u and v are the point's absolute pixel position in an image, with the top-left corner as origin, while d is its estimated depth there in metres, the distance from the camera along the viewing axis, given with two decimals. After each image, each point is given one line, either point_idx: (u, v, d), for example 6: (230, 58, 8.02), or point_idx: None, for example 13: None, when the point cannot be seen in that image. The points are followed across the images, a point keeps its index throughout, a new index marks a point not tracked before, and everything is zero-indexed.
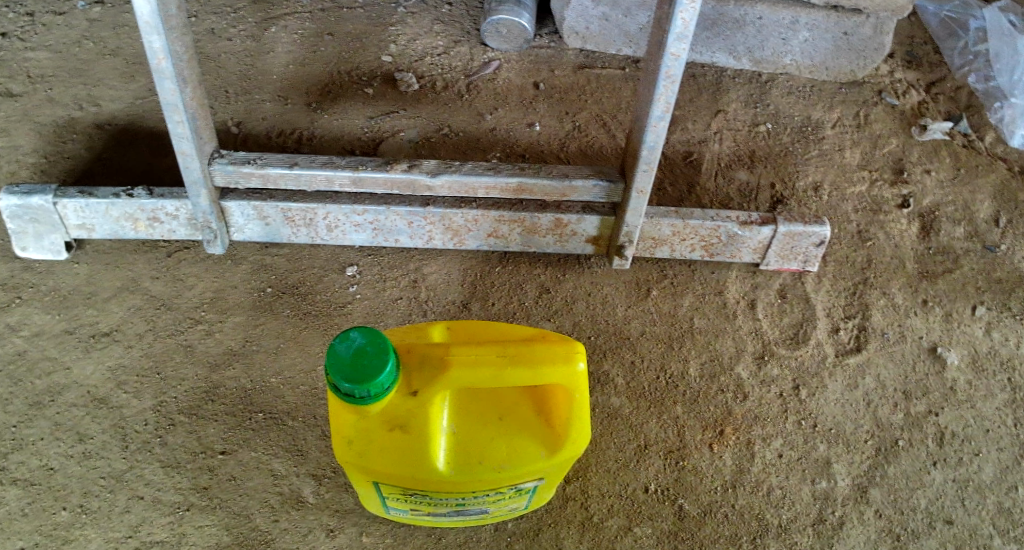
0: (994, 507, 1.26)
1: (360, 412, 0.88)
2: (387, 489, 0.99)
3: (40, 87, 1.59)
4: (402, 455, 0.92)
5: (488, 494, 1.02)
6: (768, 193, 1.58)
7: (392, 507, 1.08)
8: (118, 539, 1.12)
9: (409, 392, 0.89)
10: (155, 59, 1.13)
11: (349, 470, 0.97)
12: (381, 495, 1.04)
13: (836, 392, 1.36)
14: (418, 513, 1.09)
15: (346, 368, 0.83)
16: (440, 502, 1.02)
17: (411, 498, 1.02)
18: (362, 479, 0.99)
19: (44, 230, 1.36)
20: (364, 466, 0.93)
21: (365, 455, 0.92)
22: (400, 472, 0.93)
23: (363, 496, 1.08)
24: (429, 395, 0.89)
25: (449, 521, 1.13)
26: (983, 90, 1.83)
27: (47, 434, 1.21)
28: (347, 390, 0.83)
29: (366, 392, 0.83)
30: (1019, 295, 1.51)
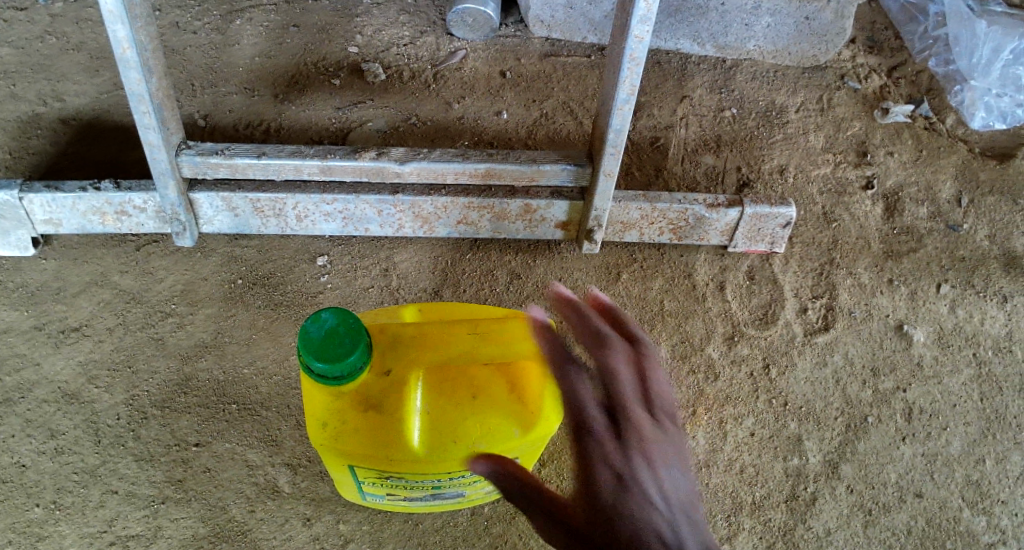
0: (962, 479, 1.30)
1: (335, 392, 0.91)
2: (362, 472, 1.00)
3: (3, 83, 1.57)
4: (375, 435, 0.92)
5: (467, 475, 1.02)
6: (734, 176, 1.61)
7: (370, 492, 1.08)
8: (92, 533, 1.12)
9: (382, 371, 0.92)
10: (120, 48, 1.12)
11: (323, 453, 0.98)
12: (358, 479, 1.04)
13: (806, 370, 1.39)
14: (396, 498, 1.10)
15: (318, 346, 0.83)
16: (418, 485, 1.02)
17: (387, 482, 1.02)
18: (336, 463, 0.99)
19: (10, 225, 1.34)
20: (337, 448, 0.93)
21: (339, 436, 0.92)
22: (375, 452, 0.93)
23: (339, 480, 1.08)
24: (402, 373, 0.92)
25: (429, 504, 1.13)
26: (943, 74, 1.87)
27: (18, 431, 1.20)
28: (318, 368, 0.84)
29: (337, 369, 0.84)
30: (983, 272, 1.55)
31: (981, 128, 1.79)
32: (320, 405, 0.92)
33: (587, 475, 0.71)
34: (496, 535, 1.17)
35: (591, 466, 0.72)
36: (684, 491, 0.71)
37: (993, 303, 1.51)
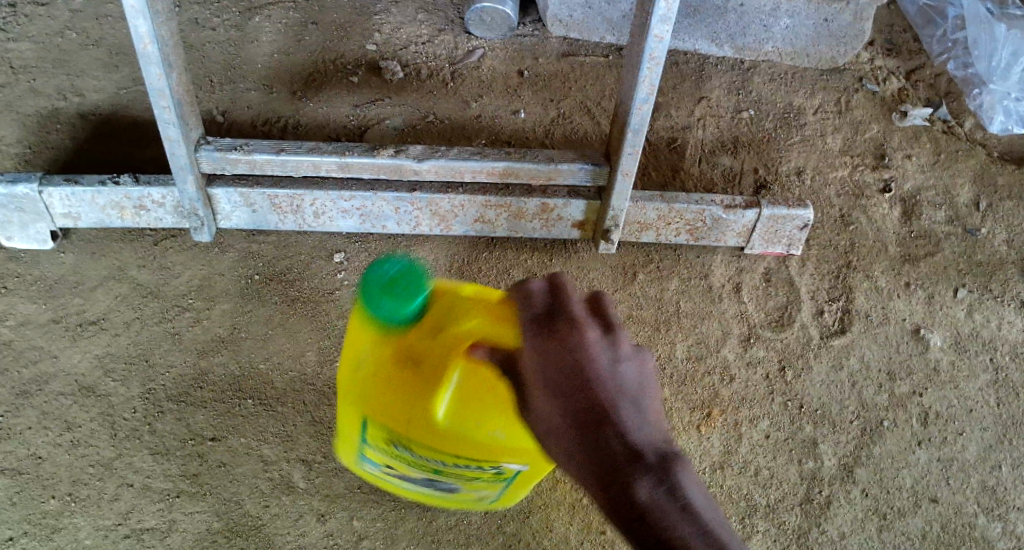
0: (978, 484, 1.29)
1: (379, 337, 0.90)
2: (369, 433, 1.00)
3: (22, 78, 1.58)
4: (401, 389, 0.92)
5: (472, 469, 1.01)
6: (751, 177, 1.60)
7: (367, 462, 1.08)
8: (107, 526, 1.12)
9: (431, 332, 0.90)
10: (142, 43, 1.13)
11: (342, 395, 0.98)
12: (361, 443, 1.04)
13: (822, 373, 1.38)
14: (391, 475, 1.09)
15: (377, 290, 0.83)
16: (417, 464, 1.02)
17: (388, 453, 1.02)
18: (348, 413, 1.00)
19: (29, 219, 1.34)
20: (361, 392, 0.94)
21: (369, 376, 0.94)
22: (397, 413, 0.93)
23: (340, 436, 1.08)
24: (451, 340, 0.90)
25: (419, 493, 1.13)
26: (961, 78, 1.86)
27: (34, 424, 1.20)
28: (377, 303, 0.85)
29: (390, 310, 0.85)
30: (1000, 277, 1.54)
31: (1000, 133, 1.77)
32: (364, 338, 0.93)
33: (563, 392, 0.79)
34: (510, 534, 1.18)
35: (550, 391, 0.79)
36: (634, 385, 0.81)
37: (1011, 309, 1.50)
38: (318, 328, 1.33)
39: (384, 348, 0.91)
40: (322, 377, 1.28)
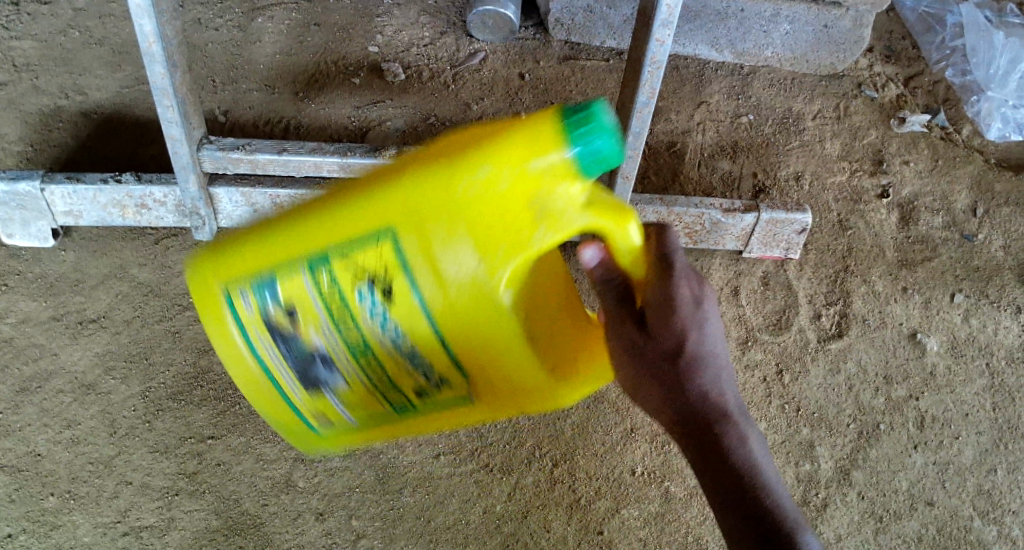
0: (973, 488, 1.30)
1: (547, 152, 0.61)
2: (324, 265, 0.65)
3: (26, 76, 1.59)
4: (484, 232, 0.63)
5: (380, 412, 0.75)
6: (750, 182, 1.61)
7: (265, 282, 0.67)
8: (107, 523, 1.13)
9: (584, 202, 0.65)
10: (146, 43, 1.13)
11: (397, 180, 0.63)
12: (302, 259, 0.65)
13: (819, 377, 1.39)
14: (263, 339, 0.70)
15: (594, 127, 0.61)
16: (352, 329, 0.67)
17: (317, 299, 0.66)
18: (353, 212, 0.63)
19: (31, 216, 1.34)
20: (422, 197, 0.62)
21: (465, 196, 0.62)
22: (445, 264, 0.64)
23: (235, 246, 0.68)
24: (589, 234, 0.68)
25: (251, 402, 0.76)
26: (960, 84, 1.87)
27: (34, 420, 1.20)
28: (569, 124, 0.60)
29: (574, 141, 0.60)
30: (997, 282, 1.55)
31: (997, 139, 1.78)
32: (499, 140, 0.61)
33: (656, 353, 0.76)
34: (508, 534, 1.19)
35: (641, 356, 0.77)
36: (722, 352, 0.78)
37: (1007, 314, 1.51)
38: None
39: (527, 170, 0.61)
40: None
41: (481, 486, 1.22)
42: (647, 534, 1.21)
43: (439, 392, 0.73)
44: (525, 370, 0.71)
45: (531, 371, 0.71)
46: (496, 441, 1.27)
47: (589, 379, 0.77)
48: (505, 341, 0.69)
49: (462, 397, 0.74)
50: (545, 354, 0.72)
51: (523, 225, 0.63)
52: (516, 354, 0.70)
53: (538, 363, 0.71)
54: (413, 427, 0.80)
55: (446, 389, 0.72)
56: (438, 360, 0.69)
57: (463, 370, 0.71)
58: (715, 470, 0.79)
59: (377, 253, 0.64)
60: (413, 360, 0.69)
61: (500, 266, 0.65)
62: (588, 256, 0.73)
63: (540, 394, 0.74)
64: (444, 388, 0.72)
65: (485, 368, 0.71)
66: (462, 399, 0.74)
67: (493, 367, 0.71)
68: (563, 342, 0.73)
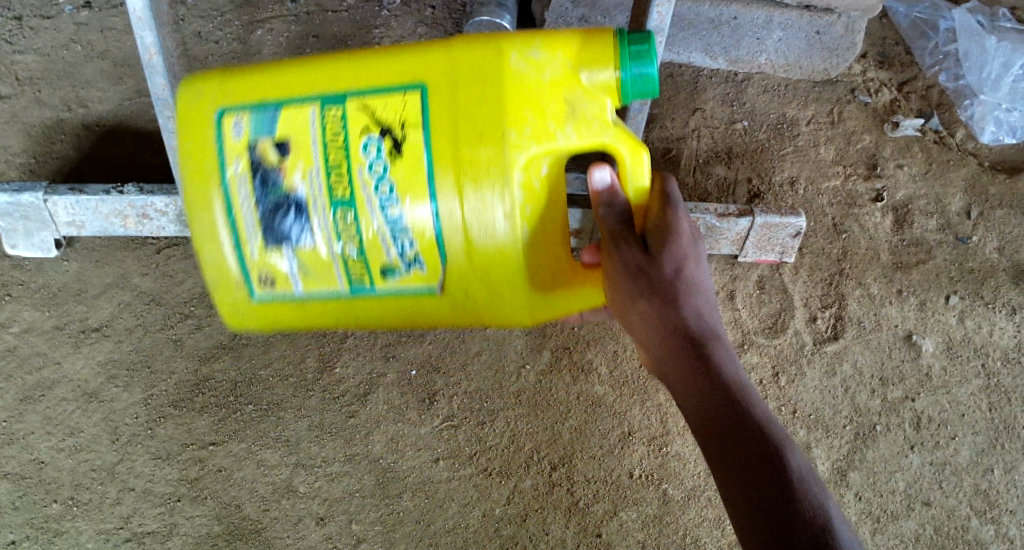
0: (971, 488, 1.35)
1: (587, 63, 0.92)
2: (336, 110, 0.93)
3: (28, 89, 1.60)
4: (506, 98, 0.90)
5: (327, 271, 0.96)
6: (745, 187, 1.62)
7: (272, 116, 0.95)
8: (108, 530, 1.18)
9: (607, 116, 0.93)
10: (147, 54, 1.16)
11: (459, 55, 0.92)
12: (323, 100, 0.94)
13: (815, 379, 1.41)
14: (243, 171, 0.95)
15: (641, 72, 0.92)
16: (344, 165, 0.93)
17: (316, 134, 0.93)
18: (393, 72, 0.94)
19: (34, 227, 1.36)
20: (461, 68, 0.92)
21: (511, 67, 0.90)
22: (461, 117, 0.91)
23: (297, 81, 0.97)
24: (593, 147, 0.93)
25: (200, 235, 0.97)
26: (953, 89, 1.84)
27: (38, 428, 1.25)
28: (624, 47, 0.92)
29: (625, 62, 0.92)
30: (992, 284, 1.56)
31: (991, 143, 1.76)
32: (556, 38, 0.92)
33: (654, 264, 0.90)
34: (507, 537, 1.21)
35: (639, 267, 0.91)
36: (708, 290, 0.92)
37: (1002, 315, 1.53)
38: (318, 336, 1.34)
39: (576, 70, 0.91)
40: (322, 383, 1.30)
41: (480, 489, 1.24)
42: (645, 536, 1.23)
43: (402, 260, 0.95)
44: (491, 248, 0.94)
45: (493, 251, 0.94)
46: (495, 445, 1.27)
47: (542, 286, 0.99)
48: (489, 205, 0.92)
49: (414, 267, 0.96)
50: (501, 234, 0.93)
51: (550, 106, 0.91)
52: (489, 230, 0.93)
53: (507, 238, 0.93)
54: (348, 306, 1.00)
55: (411, 262, 0.95)
56: (418, 211, 0.93)
57: (440, 233, 0.93)
58: (704, 390, 0.85)
59: (412, 99, 0.92)
60: (387, 217, 0.93)
61: (511, 129, 0.90)
62: (598, 178, 0.96)
63: (485, 276, 0.96)
64: (406, 257, 0.95)
65: (461, 235, 0.93)
66: (413, 269, 0.96)
67: (467, 240, 0.94)
68: (540, 242, 0.95)
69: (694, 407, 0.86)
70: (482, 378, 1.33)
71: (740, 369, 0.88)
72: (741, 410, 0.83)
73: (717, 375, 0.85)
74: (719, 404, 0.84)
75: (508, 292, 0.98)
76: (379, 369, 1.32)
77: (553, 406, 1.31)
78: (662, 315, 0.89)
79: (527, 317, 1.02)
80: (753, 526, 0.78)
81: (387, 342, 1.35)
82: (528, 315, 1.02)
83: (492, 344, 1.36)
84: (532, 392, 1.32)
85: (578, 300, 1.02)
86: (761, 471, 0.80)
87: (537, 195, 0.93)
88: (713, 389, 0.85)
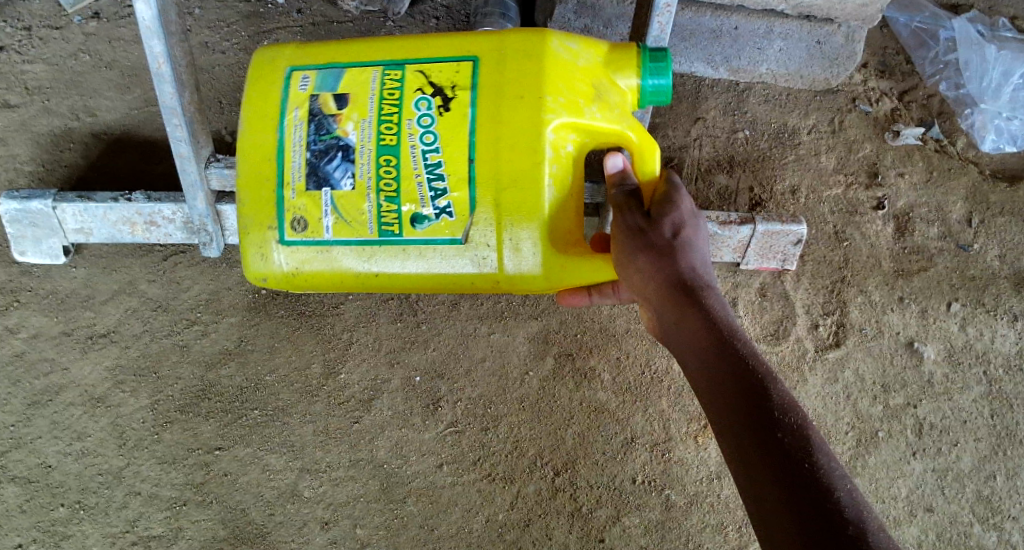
0: (973, 495, 1.37)
1: (614, 63, 1.12)
2: (396, 74, 1.10)
3: (37, 98, 1.62)
4: (545, 72, 1.07)
5: (361, 215, 1.08)
6: (747, 196, 1.63)
7: (337, 74, 1.11)
8: (115, 534, 1.22)
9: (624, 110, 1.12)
10: (156, 63, 1.19)
11: (506, 37, 1.10)
12: (384, 66, 1.11)
13: (817, 386, 1.43)
14: (302, 117, 1.10)
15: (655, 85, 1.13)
16: (395, 118, 1.08)
17: (374, 91, 1.09)
18: (449, 48, 1.11)
19: (42, 234, 1.37)
20: (509, 45, 1.08)
21: (551, 49, 1.08)
22: (504, 84, 1.07)
23: (362, 52, 1.14)
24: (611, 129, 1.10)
25: (250, 168, 1.10)
26: (954, 98, 1.82)
27: (46, 433, 1.27)
28: (645, 56, 1.12)
29: (645, 72, 1.12)
30: (993, 291, 1.57)
31: (991, 152, 1.76)
32: (592, 39, 1.12)
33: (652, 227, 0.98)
34: (511, 541, 1.23)
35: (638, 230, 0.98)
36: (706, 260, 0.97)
37: (1003, 322, 1.53)
38: (323, 342, 1.35)
39: (606, 67, 1.11)
40: (326, 388, 1.32)
41: (484, 494, 1.25)
42: (648, 541, 1.24)
43: (432, 204, 1.07)
44: (516, 198, 1.06)
45: (518, 202, 1.06)
46: (498, 451, 1.28)
47: (557, 243, 1.09)
48: (519, 160, 1.06)
49: (443, 215, 1.07)
50: (526, 184, 1.06)
51: (582, 86, 1.08)
52: (516, 179, 1.06)
53: (531, 189, 1.06)
54: (373, 256, 1.10)
55: (441, 209, 1.07)
56: (455, 160, 1.07)
57: (472, 182, 1.07)
58: (695, 331, 0.89)
59: (464, 68, 1.09)
60: (426, 163, 1.07)
61: (547, 95, 1.06)
62: (613, 163, 1.10)
63: (507, 226, 1.07)
64: (436, 203, 1.07)
65: (491, 184, 1.06)
66: (442, 216, 1.07)
67: (495, 187, 1.06)
68: (560, 203, 1.08)
69: (687, 350, 0.90)
70: (486, 384, 1.33)
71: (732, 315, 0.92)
72: (730, 346, 0.87)
73: (708, 316, 0.90)
74: (709, 341, 0.88)
75: (526, 246, 1.08)
76: (384, 375, 1.33)
77: (556, 412, 1.32)
78: (657, 265, 0.94)
79: (540, 278, 1.10)
80: (748, 460, 0.80)
81: (391, 348, 1.35)
82: (542, 274, 1.10)
83: (495, 350, 1.36)
84: (535, 398, 1.33)
85: (591, 271, 1.10)
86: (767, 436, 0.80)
87: (562, 160, 1.08)
88: (705, 329, 0.89)
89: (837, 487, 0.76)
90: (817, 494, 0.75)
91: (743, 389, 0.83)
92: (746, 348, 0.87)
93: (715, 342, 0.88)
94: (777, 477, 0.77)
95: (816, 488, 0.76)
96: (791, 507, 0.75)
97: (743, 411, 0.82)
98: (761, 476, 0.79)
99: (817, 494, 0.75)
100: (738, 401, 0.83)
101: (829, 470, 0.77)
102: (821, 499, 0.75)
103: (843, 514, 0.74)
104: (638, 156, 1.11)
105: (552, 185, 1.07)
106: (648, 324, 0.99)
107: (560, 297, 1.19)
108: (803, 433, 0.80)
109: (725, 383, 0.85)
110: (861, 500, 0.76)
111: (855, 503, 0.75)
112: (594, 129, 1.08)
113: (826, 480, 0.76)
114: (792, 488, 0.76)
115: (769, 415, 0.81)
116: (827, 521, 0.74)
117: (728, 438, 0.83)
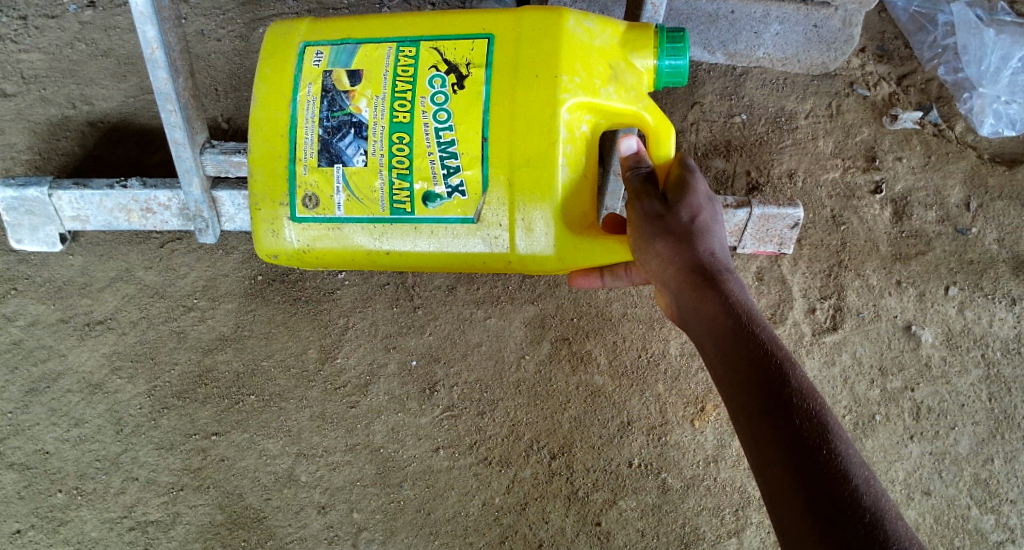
0: (970, 478, 1.37)
1: (633, 47, 1.11)
2: (410, 50, 1.10)
3: (33, 87, 1.62)
4: (560, 52, 1.06)
5: (373, 193, 1.09)
6: (743, 180, 1.62)
7: (351, 51, 1.11)
8: (113, 518, 1.22)
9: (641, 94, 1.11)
10: (149, 49, 1.18)
11: (524, 15, 1.08)
12: (400, 42, 1.11)
13: (813, 369, 1.43)
14: (315, 93, 1.10)
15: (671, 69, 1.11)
16: (406, 98, 1.08)
17: (389, 67, 1.09)
18: (465, 25, 1.10)
19: (39, 222, 1.38)
20: (526, 24, 1.08)
21: (568, 29, 1.07)
22: (519, 67, 1.07)
23: (373, 26, 1.13)
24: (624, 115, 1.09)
25: (263, 144, 1.11)
26: (952, 82, 1.80)
27: (44, 419, 1.28)
28: (662, 36, 1.10)
29: (661, 53, 1.10)
30: (991, 275, 1.56)
31: (990, 135, 1.74)
32: (609, 19, 1.11)
33: (669, 215, 0.98)
34: (507, 526, 1.23)
35: (653, 218, 0.99)
36: (723, 248, 0.97)
37: (1001, 306, 1.53)
38: (320, 327, 1.36)
39: (623, 48, 1.10)
40: (323, 373, 1.32)
41: (480, 478, 1.26)
42: (644, 525, 1.24)
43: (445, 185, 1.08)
44: (529, 177, 1.06)
45: (530, 182, 1.06)
46: (495, 434, 1.29)
47: (571, 226, 1.09)
48: (533, 142, 1.06)
49: (455, 193, 1.08)
50: (539, 165, 1.06)
51: (598, 68, 1.08)
52: (530, 160, 1.06)
53: (544, 169, 1.06)
54: (384, 233, 1.11)
55: (452, 188, 1.07)
56: (469, 139, 1.07)
57: (484, 161, 1.07)
58: (711, 315, 0.89)
59: (477, 47, 1.08)
60: (439, 141, 1.07)
61: (562, 74, 1.05)
62: (626, 145, 1.08)
63: (518, 204, 1.07)
64: (448, 181, 1.07)
65: (504, 163, 1.06)
66: (454, 195, 1.08)
67: (507, 169, 1.06)
68: (573, 184, 1.08)
69: (705, 335, 0.90)
70: (483, 369, 1.33)
71: (752, 300, 0.91)
72: (748, 332, 0.86)
73: (728, 302, 0.89)
74: (727, 327, 0.87)
75: (537, 225, 1.08)
76: (380, 360, 1.33)
77: (552, 396, 1.32)
78: (674, 251, 0.95)
79: (552, 259, 1.10)
80: (762, 448, 0.79)
81: (388, 333, 1.36)
82: (558, 260, 1.10)
83: (492, 335, 1.36)
84: (531, 382, 1.33)
85: (603, 253, 1.10)
86: (785, 427, 0.78)
87: (577, 141, 1.08)
88: (724, 314, 0.89)
89: (854, 476, 0.75)
90: (833, 486, 0.74)
91: (761, 378, 0.82)
92: (762, 334, 0.86)
93: (730, 327, 0.87)
94: (792, 468, 0.76)
95: (833, 479, 0.75)
96: (807, 498, 0.74)
97: (758, 398, 0.81)
98: (777, 465, 0.77)
99: (831, 483, 0.74)
100: (754, 387, 0.82)
101: (847, 458, 0.76)
102: (836, 488, 0.74)
103: (859, 503, 0.73)
104: (654, 139, 1.11)
105: (565, 165, 1.06)
106: (667, 312, 0.99)
107: (571, 280, 1.18)
108: (820, 421, 0.79)
109: (741, 369, 0.84)
110: (879, 488, 0.75)
111: (872, 490, 0.74)
112: (609, 110, 1.08)
113: (842, 469, 0.75)
114: (808, 478, 0.75)
115: (785, 402, 0.80)
116: (842, 510, 0.73)
117: (742, 427, 0.83)
